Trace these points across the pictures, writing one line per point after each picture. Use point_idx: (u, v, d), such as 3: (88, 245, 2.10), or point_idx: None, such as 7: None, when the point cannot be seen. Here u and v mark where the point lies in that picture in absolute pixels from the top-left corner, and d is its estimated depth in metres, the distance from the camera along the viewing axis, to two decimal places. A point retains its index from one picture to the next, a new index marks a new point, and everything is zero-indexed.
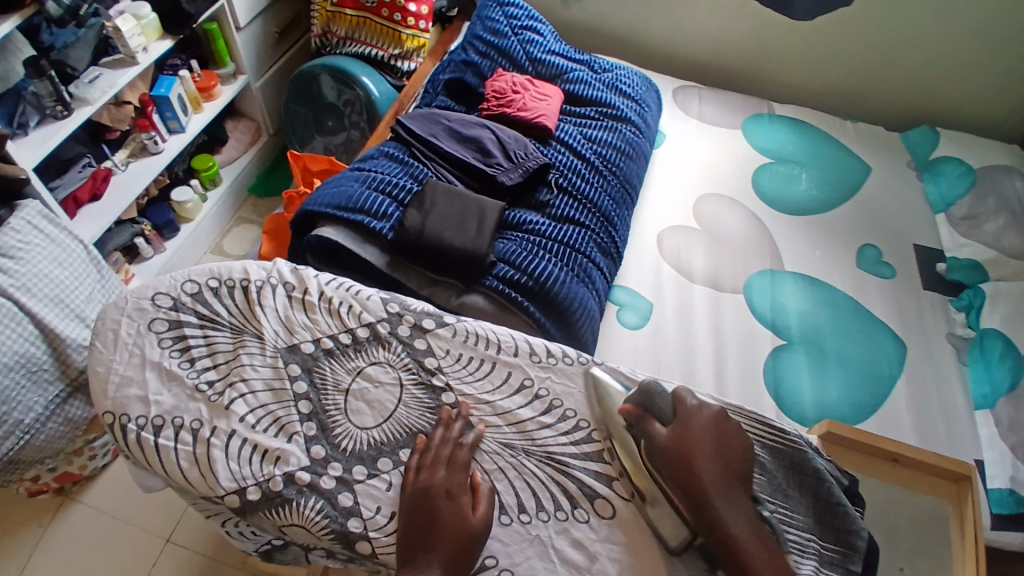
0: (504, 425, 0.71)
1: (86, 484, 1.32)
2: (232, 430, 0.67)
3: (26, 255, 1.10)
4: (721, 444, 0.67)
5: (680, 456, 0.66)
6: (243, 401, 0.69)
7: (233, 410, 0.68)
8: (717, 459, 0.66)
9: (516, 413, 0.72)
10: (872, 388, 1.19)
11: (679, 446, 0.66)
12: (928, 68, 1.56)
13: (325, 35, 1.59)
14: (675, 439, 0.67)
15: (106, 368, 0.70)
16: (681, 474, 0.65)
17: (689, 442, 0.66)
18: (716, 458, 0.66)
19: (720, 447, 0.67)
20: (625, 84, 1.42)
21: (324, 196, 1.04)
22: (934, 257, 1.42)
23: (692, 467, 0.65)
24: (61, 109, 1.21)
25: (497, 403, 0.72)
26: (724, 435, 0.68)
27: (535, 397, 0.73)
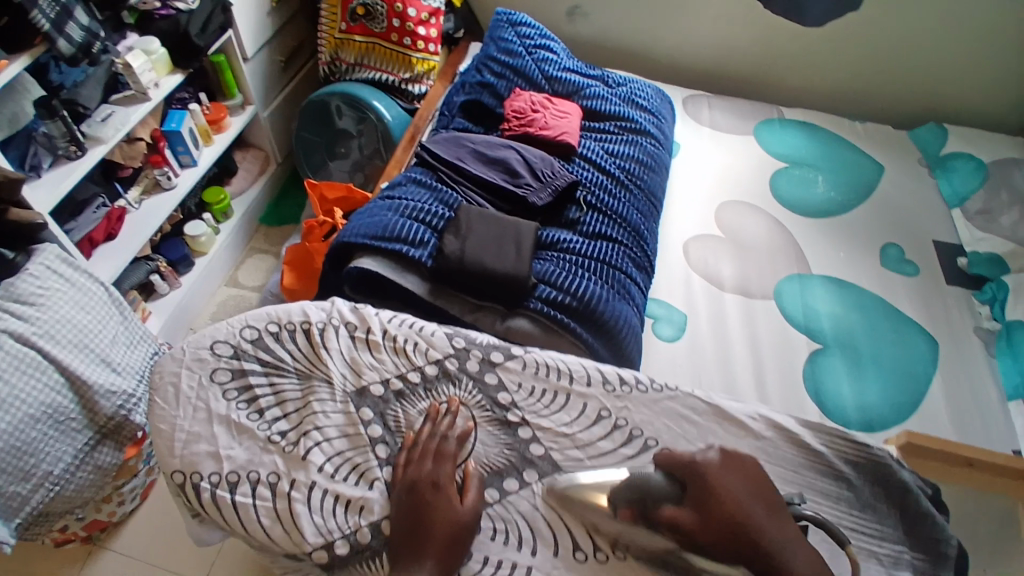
0: (586, 458, 0.70)
1: (114, 531, 1.28)
2: (312, 482, 0.66)
3: (47, 301, 1.05)
4: (748, 487, 0.62)
5: (719, 526, 0.59)
6: (319, 449, 0.68)
7: (310, 460, 0.67)
8: (755, 503, 0.61)
9: (597, 446, 0.70)
10: (910, 388, 1.15)
11: (710, 517, 0.60)
12: (933, 66, 1.57)
13: (333, 61, 1.58)
14: (699, 510, 0.60)
15: (171, 424, 0.69)
16: (726, 536, 0.59)
17: (721, 500, 0.60)
18: (753, 501, 0.61)
19: (746, 493, 0.62)
20: (640, 96, 1.41)
21: (359, 227, 1.03)
22: (954, 253, 1.39)
23: (735, 525, 0.59)
24: (74, 148, 1.19)
25: (577, 436, 0.71)
26: (746, 480, 0.63)
27: (615, 428, 0.71)
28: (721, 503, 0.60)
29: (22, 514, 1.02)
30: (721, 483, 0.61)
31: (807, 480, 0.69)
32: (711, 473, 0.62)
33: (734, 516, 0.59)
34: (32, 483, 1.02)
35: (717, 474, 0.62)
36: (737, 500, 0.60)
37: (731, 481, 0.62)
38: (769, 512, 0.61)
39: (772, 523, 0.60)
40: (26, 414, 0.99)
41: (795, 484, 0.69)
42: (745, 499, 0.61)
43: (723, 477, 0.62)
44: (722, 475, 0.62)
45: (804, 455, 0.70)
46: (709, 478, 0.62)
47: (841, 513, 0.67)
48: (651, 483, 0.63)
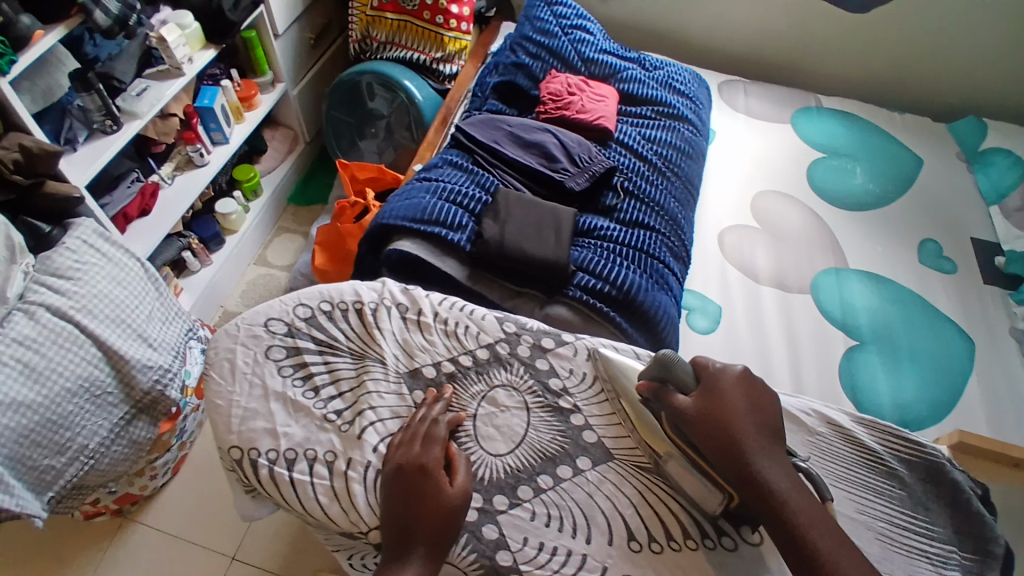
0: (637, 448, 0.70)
1: (144, 505, 1.29)
2: (368, 461, 0.67)
3: (84, 275, 1.05)
4: (751, 404, 0.65)
5: (712, 429, 0.63)
6: (374, 429, 0.69)
7: (365, 440, 0.68)
8: (753, 422, 0.64)
9: None
10: (948, 386, 1.11)
11: (703, 413, 0.64)
12: (981, 55, 1.52)
13: (364, 40, 1.57)
14: (702, 403, 0.64)
15: (228, 400, 0.71)
16: (717, 445, 0.62)
17: (719, 410, 0.63)
18: (750, 417, 0.64)
19: (746, 409, 0.64)
20: (678, 81, 1.39)
21: (396, 209, 1.02)
22: (992, 250, 1.34)
23: (727, 437, 0.62)
24: (109, 124, 1.19)
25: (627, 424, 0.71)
26: (751, 393, 0.66)
27: None
28: (722, 407, 0.64)
29: (56, 485, 1.02)
30: (729, 392, 0.65)
31: (863, 478, 0.70)
32: (725, 383, 0.66)
33: (729, 427, 0.62)
34: (67, 455, 1.02)
35: (729, 385, 0.65)
36: (736, 413, 0.63)
37: (739, 393, 0.65)
38: (766, 433, 0.63)
39: (762, 440, 0.63)
40: (62, 387, 0.99)
41: (850, 482, 0.70)
42: (743, 415, 0.64)
43: (733, 389, 0.65)
44: (734, 386, 0.65)
45: (860, 453, 0.71)
46: (721, 384, 0.65)
47: (895, 511, 0.68)
48: (675, 369, 0.67)
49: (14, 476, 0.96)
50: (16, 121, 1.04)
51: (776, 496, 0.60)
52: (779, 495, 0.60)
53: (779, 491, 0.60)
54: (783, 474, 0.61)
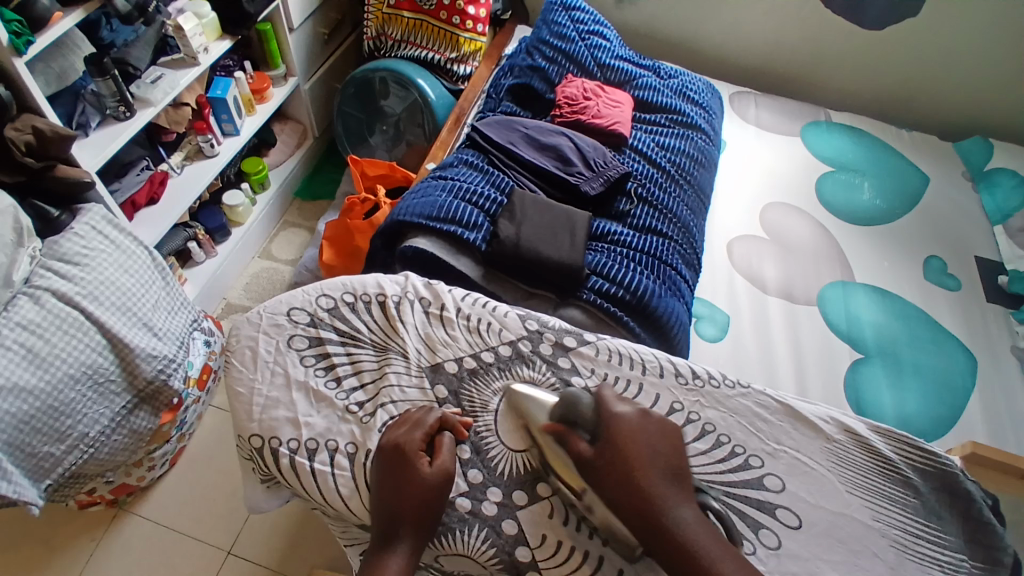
0: None
1: (141, 495, 1.27)
2: None
3: (91, 261, 1.04)
4: (658, 446, 0.63)
5: (620, 481, 0.60)
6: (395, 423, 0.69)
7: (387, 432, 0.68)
8: (658, 464, 0.61)
9: None
10: (948, 400, 1.11)
11: (608, 460, 0.61)
12: (991, 79, 1.54)
13: (379, 37, 1.57)
14: (604, 452, 0.61)
15: (249, 388, 0.71)
16: (620, 488, 0.60)
17: (624, 454, 0.61)
18: (655, 459, 0.61)
19: (654, 452, 0.62)
20: (692, 90, 1.40)
21: (413, 206, 1.03)
22: (995, 269, 1.34)
23: (629, 478, 0.60)
24: (123, 109, 1.19)
25: None
26: (656, 439, 0.63)
27: (689, 422, 0.72)
28: (626, 453, 0.61)
29: (54, 474, 1.01)
30: (624, 434, 0.62)
31: (876, 485, 0.71)
32: (621, 424, 0.63)
33: (630, 471, 0.60)
34: (67, 444, 1.00)
35: (627, 428, 0.63)
36: (638, 456, 0.61)
37: (644, 439, 0.62)
38: (675, 478, 0.61)
39: (668, 481, 0.60)
40: (65, 374, 0.98)
41: (865, 489, 0.70)
42: (650, 460, 0.61)
43: (635, 433, 0.63)
44: (634, 430, 0.63)
45: (876, 460, 0.72)
46: (619, 426, 0.63)
47: (908, 519, 0.69)
48: (579, 404, 0.65)
49: (11, 463, 0.94)
50: (29, 101, 1.02)
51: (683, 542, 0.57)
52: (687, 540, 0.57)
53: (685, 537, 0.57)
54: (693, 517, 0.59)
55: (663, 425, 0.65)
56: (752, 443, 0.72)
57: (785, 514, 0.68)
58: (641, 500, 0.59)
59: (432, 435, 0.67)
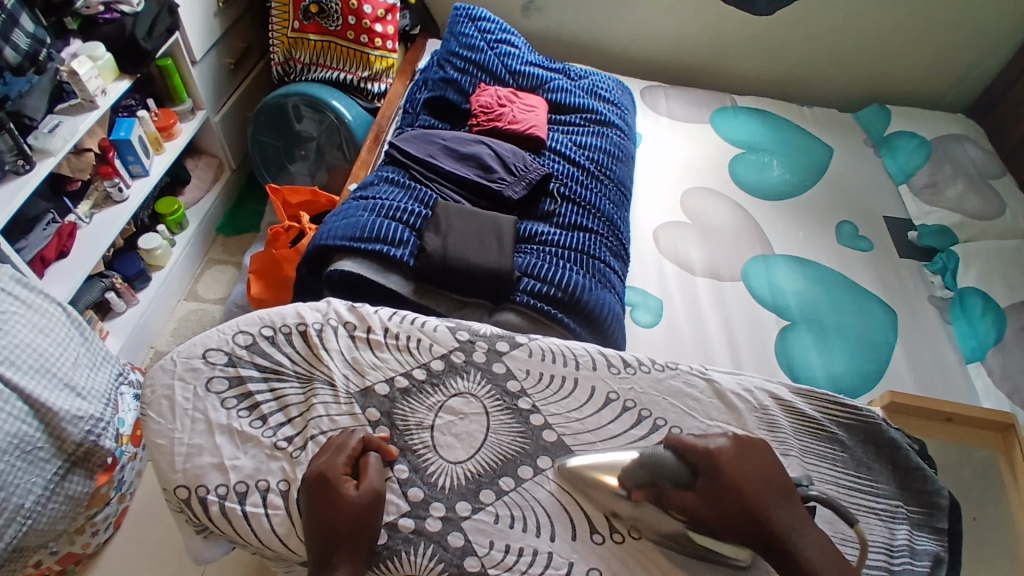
0: (599, 441, 0.72)
1: (88, 562, 1.19)
2: None
3: (4, 325, 0.97)
4: (759, 472, 0.62)
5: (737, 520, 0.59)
6: None
7: None
8: (775, 493, 0.61)
9: (608, 428, 0.73)
10: (873, 356, 1.17)
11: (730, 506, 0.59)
12: (877, 52, 1.65)
13: (288, 62, 1.53)
14: (712, 495, 0.60)
15: (169, 438, 0.68)
16: (738, 524, 0.59)
17: (737, 490, 0.60)
18: (767, 488, 0.61)
19: (763, 481, 0.61)
20: (602, 88, 1.44)
21: (334, 229, 1.01)
22: (905, 227, 1.43)
23: (755, 517, 0.59)
24: (22, 163, 1.11)
25: (587, 419, 0.73)
26: (761, 469, 0.62)
27: (625, 410, 0.74)
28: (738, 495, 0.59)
29: None
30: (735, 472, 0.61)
31: (809, 445, 0.74)
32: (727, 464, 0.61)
33: (750, 507, 0.59)
34: (1, 518, 0.93)
35: (733, 464, 0.61)
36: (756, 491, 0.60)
37: (749, 470, 0.61)
38: (784, 498, 0.61)
39: (785, 508, 0.60)
40: None
41: (802, 451, 0.74)
42: (760, 488, 0.60)
43: (736, 465, 0.61)
44: (736, 463, 0.61)
45: (804, 423, 0.76)
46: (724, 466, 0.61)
47: (840, 474, 0.73)
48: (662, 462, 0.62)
49: None
50: None
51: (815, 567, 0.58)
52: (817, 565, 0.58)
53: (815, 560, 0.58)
54: (811, 537, 0.60)
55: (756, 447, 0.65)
56: (685, 422, 0.74)
57: None
58: (770, 533, 0.59)
59: (357, 457, 0.66)
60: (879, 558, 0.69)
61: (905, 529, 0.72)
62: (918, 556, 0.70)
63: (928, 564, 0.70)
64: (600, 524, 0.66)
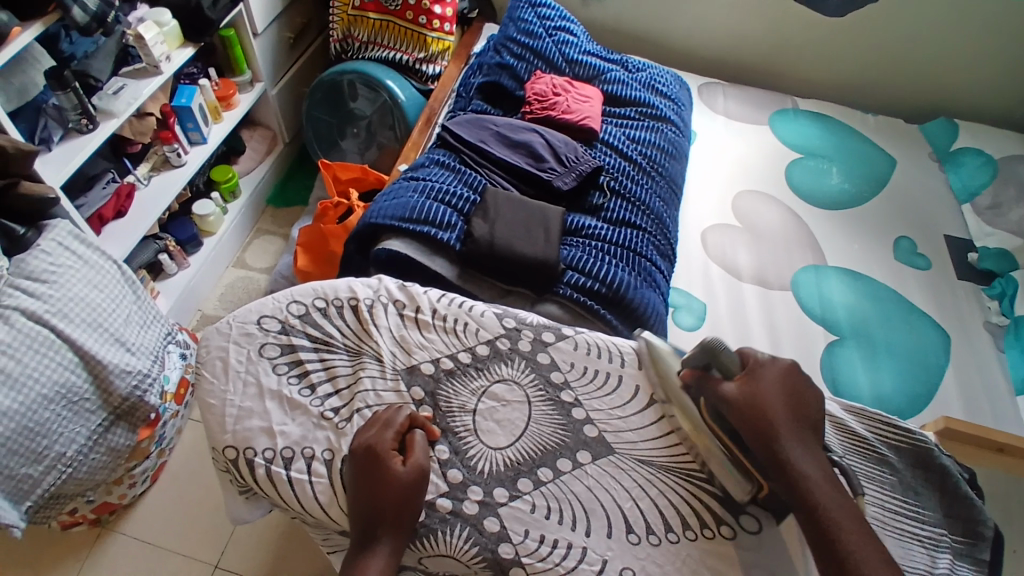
0: (640, 441, 0.71)
1: (123, 514, 1.24)
2: None
3: (60, 278, 1.01)
4: (787, 397, 0.67)
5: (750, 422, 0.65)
6: None
7: None
8: (790, 410, 0.66)
9: (648, 429, 0.72)
10: (922, 377, 1.13)
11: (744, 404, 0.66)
12: (949, 64, 1.58)
13: (345, 40, 1.55)
14: (745, 391, 0.66)
15: (222, 399, 0.70)
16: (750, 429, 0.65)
17: (757, 400, 0.65)
18: (786, 405, 0.66)
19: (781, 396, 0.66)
20: (660, 83, 1.41)
21: (385, 208, 1.02)
22: (964, 247, 1.37)
23: (761, 422, 0.64)
24: (85, 122, 1.15)
25: (629, 418, 0.72)
26: (791, 387, 0.68)
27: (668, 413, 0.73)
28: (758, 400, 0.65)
29: (34, 495, 0.98)
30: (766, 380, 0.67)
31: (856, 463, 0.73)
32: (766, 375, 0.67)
33: (764, 412, 0.65)
34: (44, 464, 0.98)
35: (768, 375, 0.67)
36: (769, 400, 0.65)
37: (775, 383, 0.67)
38: (796, 423, 0.65)
39: (792, 423, 0.65)
40: (38, 394, 0.95)
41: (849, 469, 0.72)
42: (779, 409, 0.65)
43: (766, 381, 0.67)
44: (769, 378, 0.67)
45: (853, 440, 0.74)
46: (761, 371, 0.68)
47: (885, 495, 0.72)
48: (721, 355, 0.70)
49: None
50: None
51: (808, 485, 0.62)
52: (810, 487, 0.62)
53: (810, 479, 0.62)
54: (814, 462, 0.64)
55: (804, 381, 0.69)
56: None
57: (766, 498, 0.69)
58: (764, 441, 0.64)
59: (403, 434, 0.67)
60: None
61: (948, 558, 0.69)
62: None
63: None
64: (637, 524, 0.66)
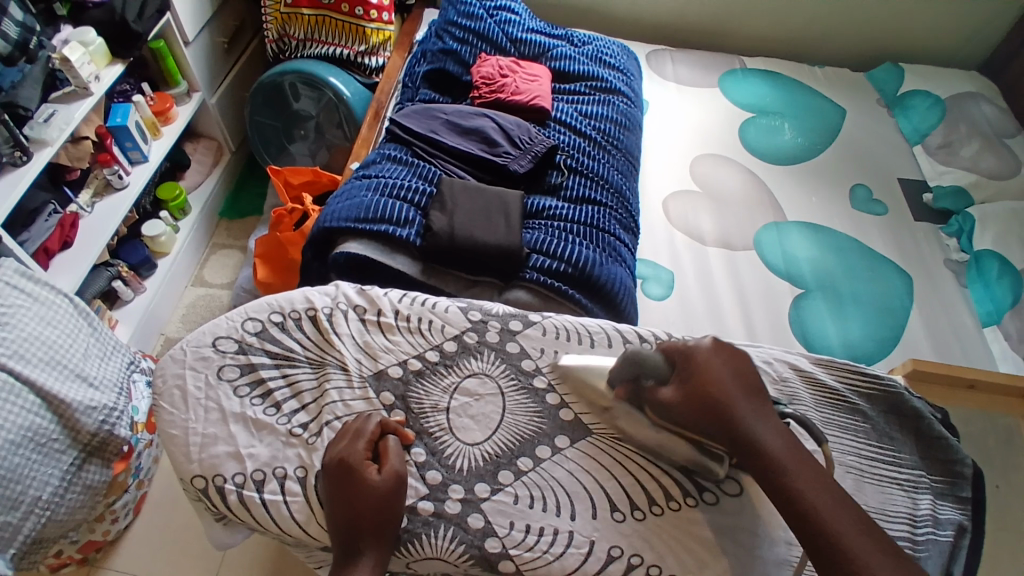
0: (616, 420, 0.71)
1: (110, 548, 1.21)
2: None
3: (10, 319, 0.97)
4: (735, 372, 0.64)
5: (702, 407, 0.62)
6: None
7: None
8: (739, 389, 0.63)
9: None
10: (890, 322, 1.15)
11: (693, 392, 0.63)
12: (888, 10, 1.59)
13: (281, 38, 1.50)
14: (684, 388, 0.63)
15: (183, 429, 0.68)
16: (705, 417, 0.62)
17: (705, 382, 0.63)
18: (737, 385, 0.64)
19: (731, 376, 0.64)
20: (606, 54, 1.40)
21: (338, 211, 0.99)
22: (919, 189, 1.39)
23: (718, 406, 0.62)
24: (19, 155, 1.10)
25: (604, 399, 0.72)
26: (732, 363, 0.65)
27: None
28: (705, 381, 0.63)
29: (17, 542, 0.95)
30: (706, 363, 0.64)
31: (831, 416, 0.74)
32: (701, 358, 0.65)
33: (714, 394, 0.62)
34: (21, 510, 0.94)
35: (705, 358, 0.65)
36: (721, 380, 0.63)
37: (720, 364, 0.64)
38: (749, 397, 0.64)
39: (747, 402, 0.63)
40: (5, 439, 0.91)
41: (825, 422, 0.73)
42: (731, 385, 0.63)
43: (708, 359, 0.65)
44: (710, 361, 0.64)
45: (825, 394, 0.75)
46: (697, 357, 0.65)
47: (862, 444, 0.73)
48: (646, 358, 0.67)
49: None
50: None
51: (774, 460, 0.60)
52: (780, 464, 0.60)
53: (775, 454, 0.60)
54: (777, 434, 0.62)
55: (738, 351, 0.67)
56: None
57: None
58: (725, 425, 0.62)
59: (376, 442, 0.65)
60: (901, 528, 0.69)
61: (929, 499, 0.71)
62: (942, 526, 0.70)
63: (952, 534, 0.70)
64: (621, 502, 0.66)
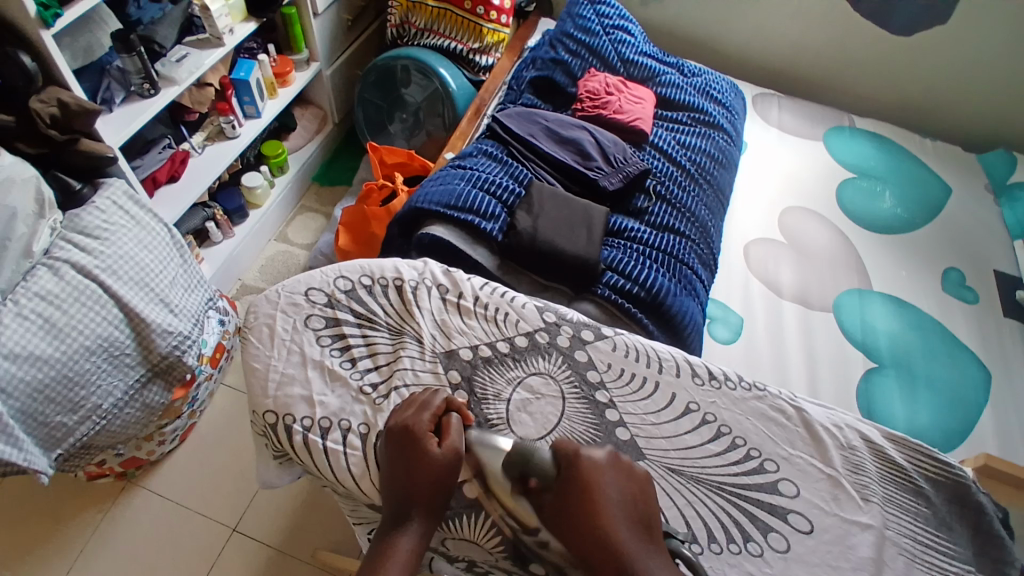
0: (670, 449, 0.71)
1: (149, 470, 1.28)
2: None
3: (111, 235, 1.04)
4: (624, 493, 0.58)
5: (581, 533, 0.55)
6: None
7: None
8: (623, 516, 0.56)
9: (683, 438, 0.72)
10: (960, 413, 1.09)
11: (572, 507, 0.56)
12: (1015, 97, 1.51)
13: (403, 25, 1.57)
14: (565, 495, 0.57)
15: (265, 364, 0.73)
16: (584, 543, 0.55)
17: (585, 496, 0.56)
18: (622, 511, 0.56)
19: (619, 498, 0.57)
20: (715, 89, 1.39)
21: (431, 194, 1.03)
22: (1015, 284, 1.32)
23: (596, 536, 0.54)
24: (147, 87, 1.19)
25: (662, 425, 0.72)
26: (625, 486, 0.59)
27: (703, 423, 0.73)
28: (587, 503, 0.56)
29: (66, 443, 1.01)
30: (589, 475, 0.57)
31: (890, 493, 0.71)
32: (586, 469, 0.58)
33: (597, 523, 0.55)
34: (80, 414, 1.01)
35: (591, 469, 0.58)
36: (604, 502, 0.56)
37: (608, 482, 0.58)
38: (641, 528, 0.56)
39: (631, 535, 0.55)
40: (82, 345, 0.98)
41: (884, 499, 0.71)
42: (615, 505, 0.56)
43: (601, 474, 0.58)
44: (597, 477, 0.58)
45: (887, 468, 0.73)
46: (583, 469, 0.58)
47: (920, 528, 0.69)
48: (535, 459, 0.60)
49: (25, 431, 0.94)
50: (58, 76, 1.03)
51: None
52: None
53: None
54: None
55: (635, 472, 0.61)
56: (767, 447, 0.73)
57: (797, 519, 0.68)
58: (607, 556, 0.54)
59: (439, 416, 0.66)
60: None
61: None
62: None
63: None
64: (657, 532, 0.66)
